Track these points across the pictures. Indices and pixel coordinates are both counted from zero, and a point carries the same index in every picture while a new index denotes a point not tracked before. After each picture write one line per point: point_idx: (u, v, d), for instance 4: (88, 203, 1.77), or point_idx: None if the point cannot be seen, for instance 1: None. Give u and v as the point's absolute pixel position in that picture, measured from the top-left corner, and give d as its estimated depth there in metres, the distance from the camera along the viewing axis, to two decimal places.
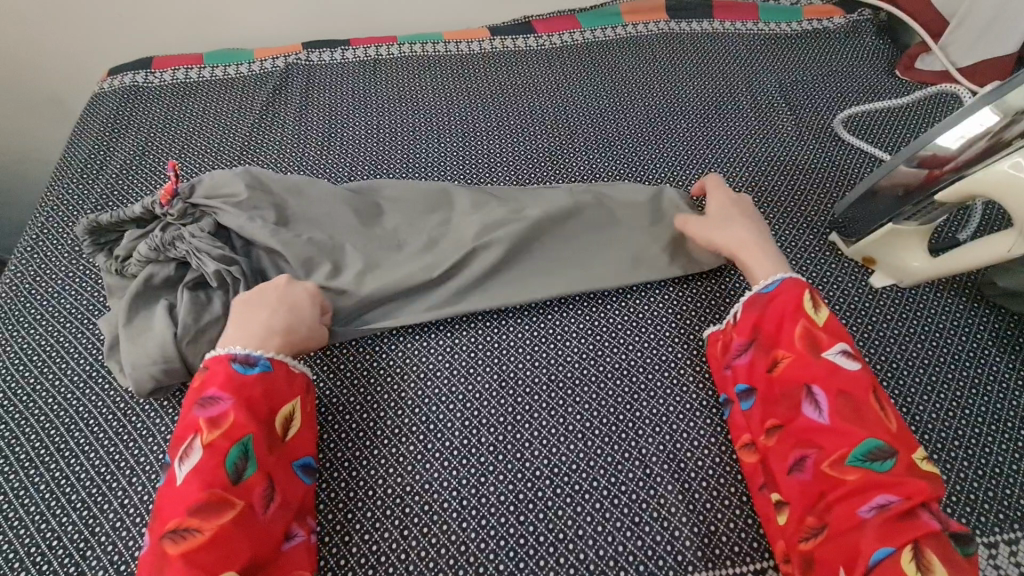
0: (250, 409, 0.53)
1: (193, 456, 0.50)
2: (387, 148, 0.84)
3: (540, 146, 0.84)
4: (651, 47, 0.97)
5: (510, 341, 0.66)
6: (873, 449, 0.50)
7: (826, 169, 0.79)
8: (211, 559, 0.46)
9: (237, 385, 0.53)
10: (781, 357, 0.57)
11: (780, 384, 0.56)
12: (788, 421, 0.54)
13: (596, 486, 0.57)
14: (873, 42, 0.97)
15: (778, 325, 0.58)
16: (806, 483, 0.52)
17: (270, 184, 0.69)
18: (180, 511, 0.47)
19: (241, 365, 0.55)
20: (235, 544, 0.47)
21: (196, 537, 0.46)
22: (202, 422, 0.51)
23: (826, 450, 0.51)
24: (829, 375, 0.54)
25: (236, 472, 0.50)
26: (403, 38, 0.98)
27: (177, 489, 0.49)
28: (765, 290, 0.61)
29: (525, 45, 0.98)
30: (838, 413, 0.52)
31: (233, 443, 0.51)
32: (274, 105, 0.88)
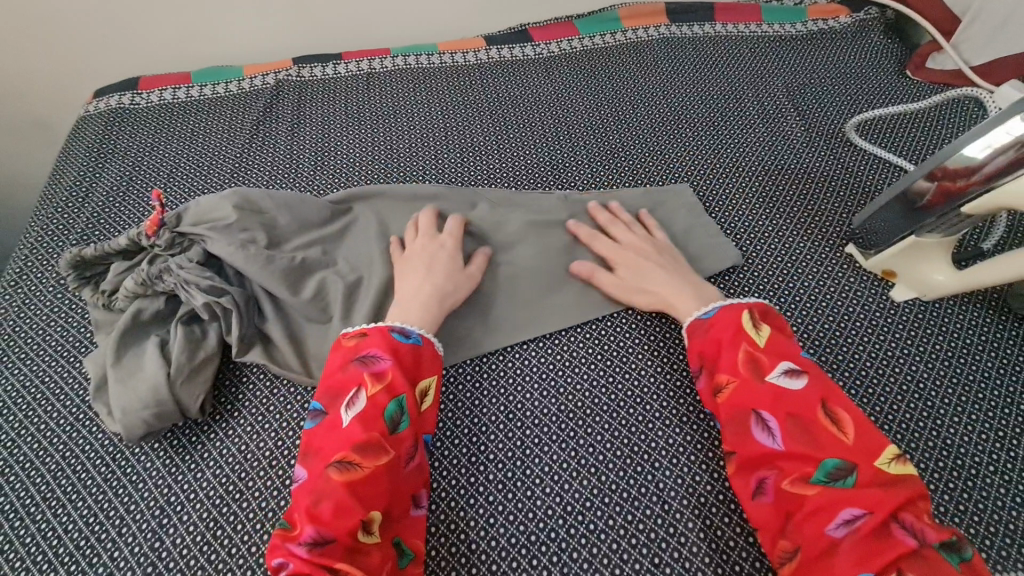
0: (405, 373, 0.56)
1: (357, 402, 0.53)
2: (383, 164, 0.81)
3: (542, 159, 0.81)
4: (653, 53, 0.94)
5: (516, 369, 0.63)
6: (833, 466, 0.49)
7: (838, 177, 0.76)
8: (364, 496, 0.48)
9: (399, 351, 0.57)
10: (725, 383, 0.56)
11: (728, 408, 0.55)
12: (741, 448, 0.53)
13: (613, 526, 0.54)
14: (882, 41, 0.94)
15: (720, 350, 0.57)
16: (767, 508, 0.50)
17: (262, 204, 0.66)
18: (345, 447, 0.50)
19: (399, 333, 0.58)
20: (380, 493, 0.49)
21: (357, 472, 0.49)
22: (364, 376, 0.54)
23: (786, 472, 0.50)
24: (776, 396, 0.53)
25: (394, 423, 0.52)
26: (397, 50, 0.95)
27: (340, 429, 0.51)
28: (704, 317, 0.61)
29: (523, 54, 0.95)
30: (790, 435, 0.51)
31: (393, 397, 0.53)
32: (265, 123, 0.85)
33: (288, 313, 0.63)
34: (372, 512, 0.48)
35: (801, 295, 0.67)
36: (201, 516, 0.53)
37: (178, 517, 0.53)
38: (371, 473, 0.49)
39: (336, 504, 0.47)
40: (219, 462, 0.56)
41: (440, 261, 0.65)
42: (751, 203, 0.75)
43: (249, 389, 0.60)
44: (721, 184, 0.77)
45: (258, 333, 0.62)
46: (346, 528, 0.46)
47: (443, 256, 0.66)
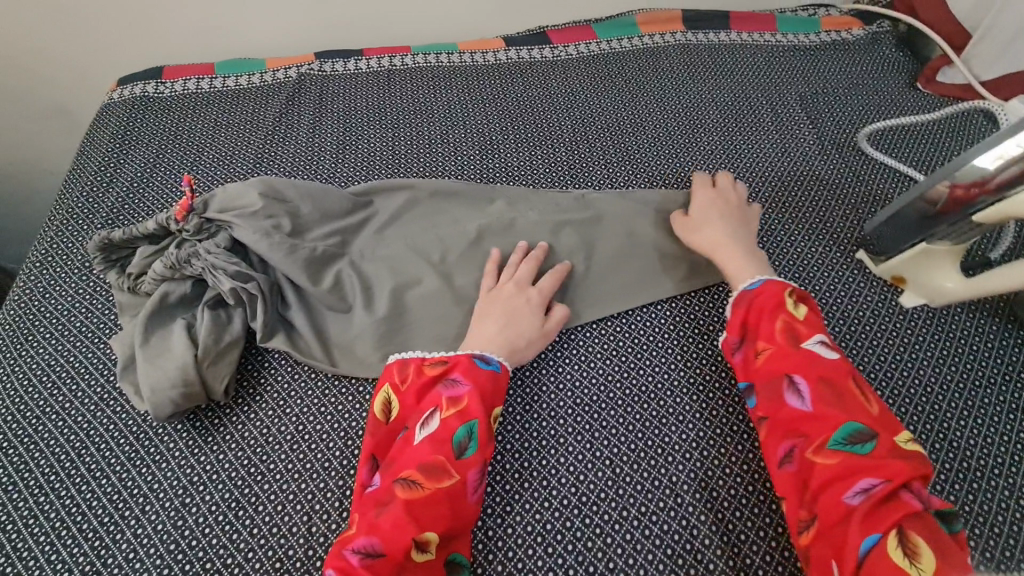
0: (482, 401, 0.56)
1: (429, 423, 0.54)
2: (403, 158, 0.82)
3: (559, 158, 0.83)
4: (669, 58, 0.96)
5: (533, 363, 0.65)
6: (855, 432, 0.50)
7: (850, 185, 0.78)
8: (422, 515, 0.49)
9: (479, 378, 0.57)
10: (762, 350, 0.57)
11: (763, 373, 0.56)
12: (772, 412, 0.54)
13: (626, 517, 0.55)
14: (893, 54, 0.96)
15: (760, 320, 0.59)
16: (791, 475, 0.51)
17: (285, 192, 0.68)
18: (412, 465, 0.52)
19: (481, 360, 0.59)
20: (437, 516, 0.49)
21: (419, 493, 0.50)
22: (443, 398, 0.55)
23: (811, 437, 0.51)
24: (809, 363, 0.54)
25: (459, 449, 0.53)
26: (417, 48, 0.97)
27: (413, 446, 0.53)
28: (749, 287, 0.62)
29: (541, 56, 0.96)
30: (820, 399, 0.52)
31: (462, 423, 0.54)
32: (287, 116, 0.87)
33: (310, 300, 0.65)
34: (427, 534, 0.48)
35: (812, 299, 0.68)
36: (224, 497, 0.54)
37: (200, 497, 0.54)
38: (432, 494, 0.50)
39: (396, 519, 0.49)
40: (240, 444, 0.57)
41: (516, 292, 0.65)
42: (764, 208, 0.76)
43: (271, 374, 0.61)
44: None
45: (281, 319, 0.63)
46: (396, 546, 0.48)
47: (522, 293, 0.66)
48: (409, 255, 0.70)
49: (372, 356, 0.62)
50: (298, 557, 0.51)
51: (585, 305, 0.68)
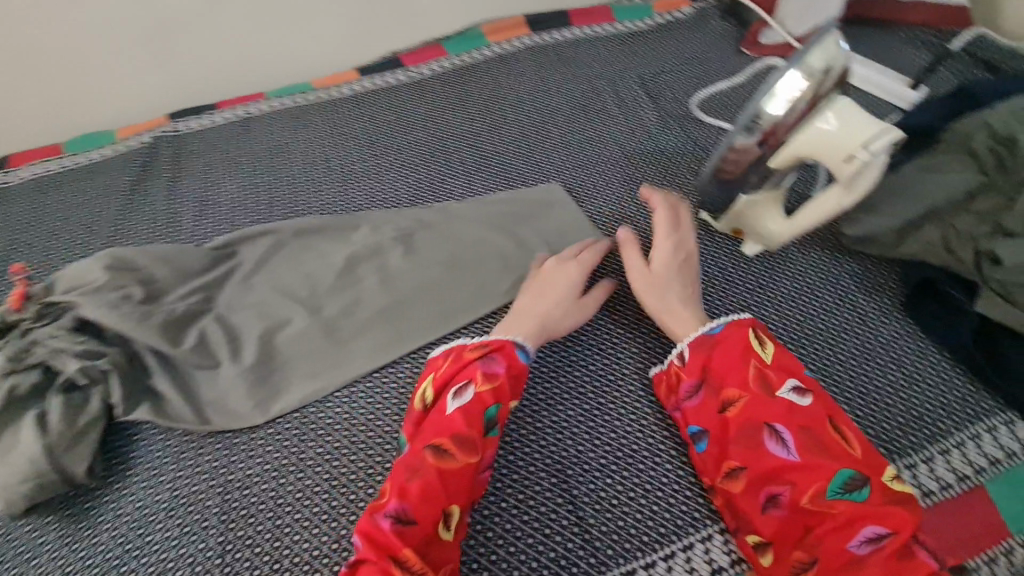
0: (510, 387, 0.59)
1: (462, 396, 0.56)
2: (265, 203, 0.82)
3: (420, 176, 0.85)
4: (518, 63, 1.00)
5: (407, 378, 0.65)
6: (848, 479, 0.49)
7: (688, 154, 0.84)
8: (448, 487, 0.52)
9: (514, 359, 0.60)
10: (734, 398, 0.55)
11: (738, 422, 0.54)
12: (752, 461, 0.53)
13: (506, 508, 0.58)
14: (720, 26, 1.03)
15: (726, 366, 0.57)
16: (781, 520, 0.50)
17: (135, 260, 0.67)
18: (445, 434, 0.54)
19: (523, 350, 0.61)
20: (463, 490, 0.52)
21: (448, 463, 0.52)
22: (477, 374, 0.58)
23: (801, 486, 0.50)
24: (789, 410, 0.53)
25: (488, 426, 0.56)
26: (272, 92, 0.97)
27: (446, 416, 0.55)
28: (710, 332, 0.60)
29: (396, 80, 0.99)
30: (804, 448, 0.51)
31: (495, 402, 0.57)
32: (144, 182, 0.86)
33: (173, 363, 0.64)
34: (452, 508, 0.51)
35: None
36: None
37: None
38: (461, 468, 0.53)
39: (423, 486, 0.51)
40: (115, 524, 0.56)
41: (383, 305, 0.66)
42: (615, 189, 0.81)
43: (141, 445, 0.60)
44: (588, 175, 0.83)
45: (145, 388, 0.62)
46: (424, 515, 0.50)
47: None
48: (275, 298, 0.70)
49: (244, 406, 0.62)
50: None
51: (457, 311, 0.70)
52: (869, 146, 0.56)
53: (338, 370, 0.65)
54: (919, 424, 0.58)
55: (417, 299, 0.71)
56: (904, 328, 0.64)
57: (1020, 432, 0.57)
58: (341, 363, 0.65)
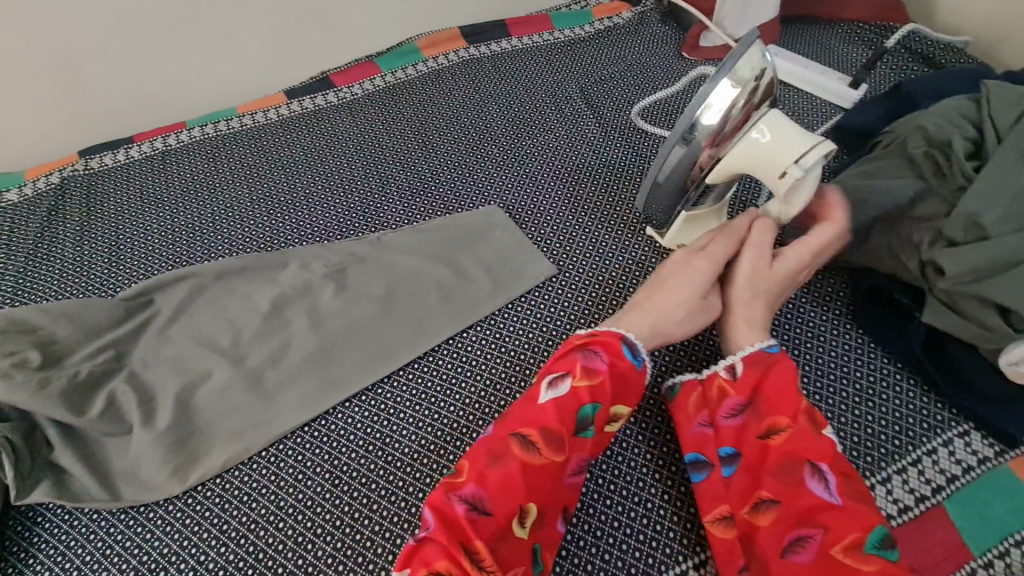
0: (617, 380, 0.51)
1: (560, 386, 0.50)
2: (185, 243, 0.76)
3: (353, 204, 0.80)
4: (455, 77, 0.96)
5: (340, 429, 0.61)
6: (888, 536, 0.43)
7: (632, 167, 0.81)
8: (530, 485, 0.47)
9: (620, 356, 0.52)
10: (783, 425, 0.49)
11: (779, 452, 0.48)
12: (788, 497, 0.46)
13: None
14: (660, 29, 1.01)
15: (781, 387, 0.50)
16: (805, 567, 0.44)
17: (33, 320, 0.62)
18: (532, 424, 0.49)
19: (629, 347, 0.53)
20: (542, 493, 0.47)
21: (535, 458, 0.47)
22: (579, 365, 0.51)
23: (835, 534, 0.44)
24: (834, 451, 0.47)
25: (582, 425, 0.49)
26: (193, 121, 0.91)
27: (536, 405, 0.50)
28: (767, 349, 0.53)
29: (327, 102, 0.94)
30: (849, 495, 0.45)
31: (592, 400, 0.50)
32: (52, 228, 0.79)
33: (77, 433, 0.58)
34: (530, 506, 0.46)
35: (609, 287, 0.69)
36: None
37: None
38: (544, 466, 0.47)
39: (505, 477, 0.46)
40: None
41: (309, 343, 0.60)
42: (558, 207, 0.77)
43: (42, 529, 0.54)
44: (529, 194, 0.79)
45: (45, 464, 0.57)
46: (503, 509, 0.45)
47: None
48: (194, 351, 0.65)
49: (159, 475, 0.56)
50: None
51: (394, 350, 0.66)
52: (802, 163, 0.53)
53: (266, 425, 0.60)
54: (874, 441, 0.56)
55: (351, 340, 0.66)
56: (854, 339, 0.62)
57: (976, 443, 0.55)
58: (270, 417, 0.61)
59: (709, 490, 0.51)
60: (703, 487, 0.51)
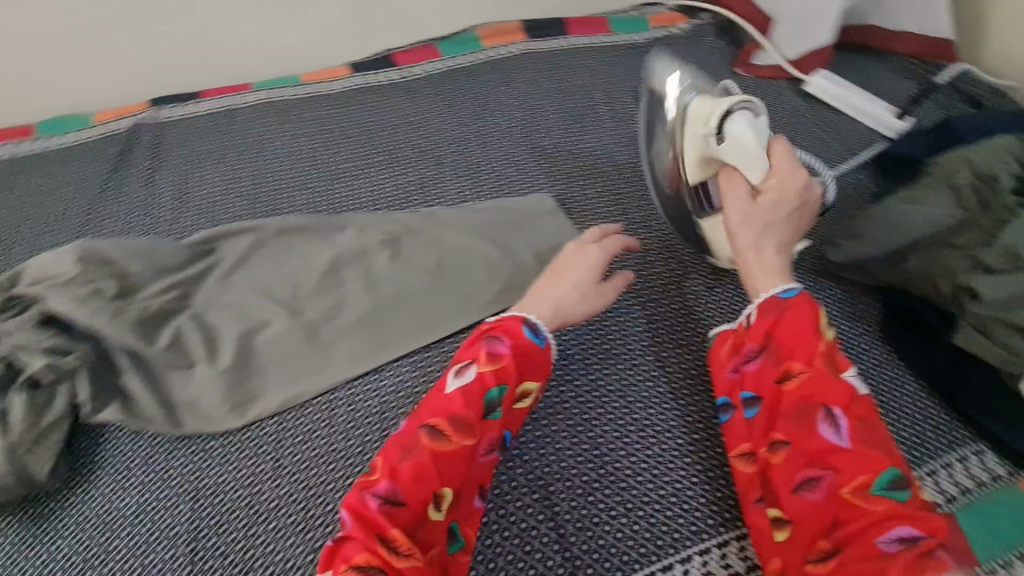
0: (519, 365, 0.55)
1: (465, 374, 0.54)
2: (248, 198, 0.80)
3: (410, 178, 0.83)
4: (513, 68, 0.99)
5: (389, 386, 0.64)
6: (893, 477, 0.47)
7: None
8: (445, 471, 0.50)
9: (522, 339, 0.56)
10: (796, 372, 0.53)
11: (794, 398, 0.52)
12: (798, 439, 0.51)
13: (485, 523, 0.57)
14: (715, 44, 1.04)
15: (795, 336, 0.54)
16: (814, 503, 0.49)
17: (108, 253, 0.65)
18: (438, 414, 0.52)
19: (531, 327, 0.57)
20: (456, 474, 0.50)
21: (444, 445, 0.51)
22: (482, 353, 0.55)
23: (843, 474, 0.48)
24: (850, 395, 0.51)
25: (488, 407, 0.53)
26: (259, 84, 0.95)
27: (445, 396, 0.53)
28: (783, 294, 0.57)
29: (388, 79, 0.97)
30: (858, 438, 0.49)
31: (496, 383, 0.54)
32: (120, 170, 0.82)
33: (145, 362, 0.62)
34: (445, 490, 0.50)
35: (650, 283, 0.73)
36: None
37: None
38: (457, 450, 0.51)
39: (416, 468, 0.49)
40: (77, 528, 0.54)
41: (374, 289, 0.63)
42: (605, 203, 0.81)
43: (108, 447, 0.58)
44: (579, 186, 0.83)
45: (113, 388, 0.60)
46: (417, 497, 0.49)
47: None
48: (255, 299, 0.68)
49: (218, 410, 0.60)
50: None
51: (443, 319, 0.69)
52: (722, 129, 0.61)
53: (321, 375, 0.64)
54: None
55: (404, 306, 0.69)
56: (883, 355, 0.66)
57: (990, 462, 0.58)
58: (326, 368, 0.64)
59: (734, 430, 0.57)
60: (731, 426, 0.57)
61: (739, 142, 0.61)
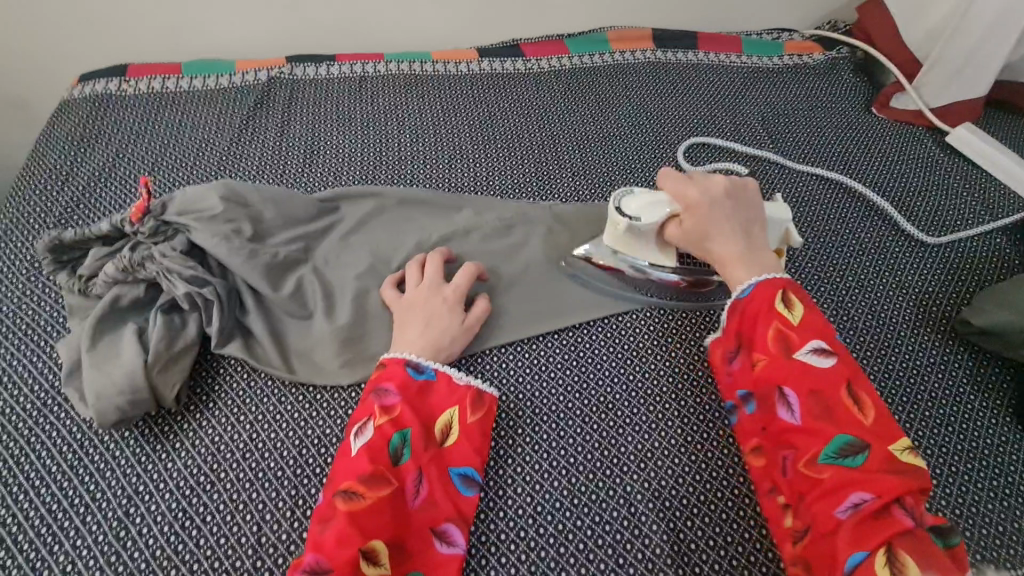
0: (415, 406, 0.56)
1: (364, 432, 0.53)
2: (372, 164, 0.82)
3: (528, 169, 0.83)
4: (639, 75, 0.98)
5: (495, 371, 0.64)
6: (845, 445, 0.48)
7: (806, 204, 0.82)
8: (368, 527, 0.48)
9: (405, 381, 0.56)
10: (756, 358, 0.54)
11: (755, 384, 0.54)
12: (766, 422, 0.53)
13: (580, 527, 0.55)
14: (851, 80, 1.00)
15: (753, 325, 0.55)
16: (783, 482, 0.50)
17: (247, 196, 0.67)
18: (351, 476, 0.51)
19: (413, 367, 0.57)
20: (386, 524, 0.49)
21: (360, 503, 0.49)
22: (375, 407, 0.55)
23: (801, 450, 0.49)
24: (802, 374, 0.51)
25: (395, 456, 0.53)
26: (390, 56, 0.97)
27: (349, 458, 0.52)
28: (741, 292, 0.57)
29: (514, 68, 0.97)
30: (810, 414, 0.50)
31: (396, 430, 0.53)
32: (255, 119, 0.85)
33: (269, 306, 0.64)
34: (373, 543, 0.48)
35: None
36: (170, 506, 0.53)
37: (146, 506, 0.53)
38: (373, 504, 0.49)
39: (337, 535, 0.47)
40: (191, 451, 0.56)
41: (439, 318, 0.62)
42: None
43: (225, 380, 0.60)
44: None
45: (237, 324, 0.62)
46: (342, 561, 0.46)
47: (442, 309, 0.62)
48: (373, 262, 0.69)
49: (331, 363, 0.62)
50: (248, 567, 0.50)
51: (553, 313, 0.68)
52: (623, 209, 0.64)
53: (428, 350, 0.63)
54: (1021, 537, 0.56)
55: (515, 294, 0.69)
56: (1011, 434, 0.62)
57: None
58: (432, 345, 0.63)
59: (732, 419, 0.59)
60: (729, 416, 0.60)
61: (649, 201, 0.63)
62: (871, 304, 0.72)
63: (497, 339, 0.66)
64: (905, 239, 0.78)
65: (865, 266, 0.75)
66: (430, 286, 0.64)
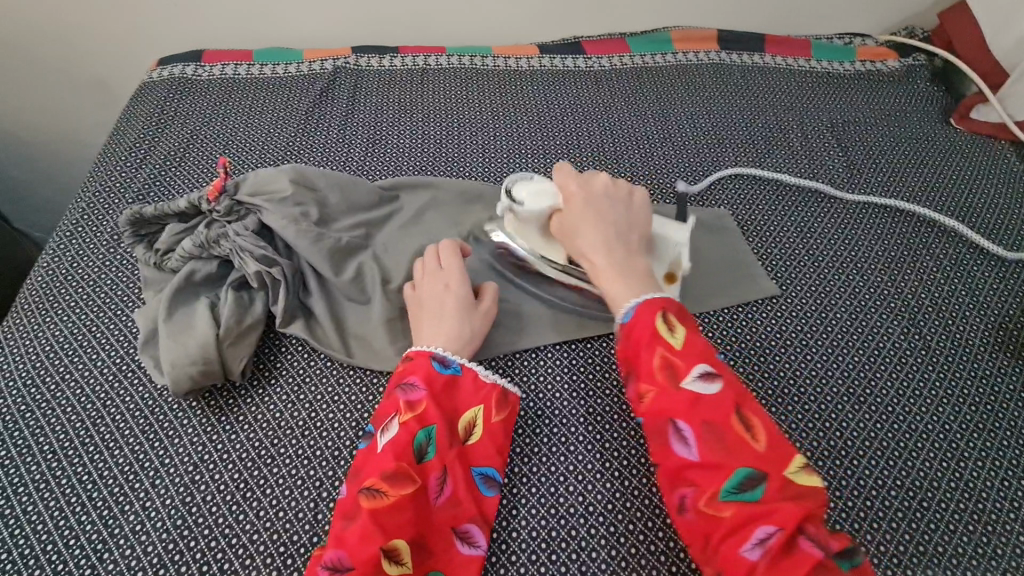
0: (441, 403, 0.55)
1: (390, 429, 0.53)
2: (432, 156, 0.83)
3: (587, 168, 0.83)
4: (701, 77, 0.96)
5: (549, 368, 0.64)
6: (745, 478, 0.45)
7: (875, 217, 0.79)
8: (390, 525, 0.47)
9: (431, 376, 0.56)
10: (643, 391, 0.51)
11: (647, 420, 0.50)
12: (661, 459, 0.49)
13: (633, 531, 0.53)
14: (928, 88, 0.96)
15: (636, 355, 0.52)
16: (687, 526, 0.47)
17: (315, 180, 0.68)
18: (376, 473, 0.50)
19: (439, 361, 0.57)
20: (410, 522, 0.48)
21: (384, 501, 0.48)
22: (401, 402, 0.54)
23: (702, 488, 0.46)
24: (691, 405, 0.48)
25: (419, 452, 0.52)
26: (453, 50, 0.98)
27: (374, 454, 0.52)
28: (622, 319, 0.54)
29: (574, 66, 0.97)
30: (704, 446, 0.47)
31: (422, 426, 0.53)
32: (321, 106, 0.88)
33: (331, 290, 0.66)
34: (397, 541, 0.47)
35: (832, 327, 0.68)
36: (232, 476, 0.55)
37: (210, 474, 0.55)
38: (397, 502, 0.48)
39: (358, 532, 0.47)
40: (252, 425, 0.58)
41: (449, 307, 0.61)
42: (789, 234, 0.76)
43: (288, 359, 0.62)
44: (763, 210, 0.79)
45: (300, 305, 0.64)
46: (363, 559, 0.45)
47: (450, 300, 0.62)
48: None
49: (386, 350, 0.62)
50: (303, 543, 0.51)
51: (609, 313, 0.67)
52: (511, 194, 0.64)
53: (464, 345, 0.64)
54: None
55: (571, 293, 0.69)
56: None
57: None
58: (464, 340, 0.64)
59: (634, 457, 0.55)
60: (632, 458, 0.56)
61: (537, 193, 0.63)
62: (946, 324, 0.68)
63: (551, 337, 0.66)
64: (984, 258, 0.74)
65: (939, 285, 0.72)
66: (433, 278, 0.64)
